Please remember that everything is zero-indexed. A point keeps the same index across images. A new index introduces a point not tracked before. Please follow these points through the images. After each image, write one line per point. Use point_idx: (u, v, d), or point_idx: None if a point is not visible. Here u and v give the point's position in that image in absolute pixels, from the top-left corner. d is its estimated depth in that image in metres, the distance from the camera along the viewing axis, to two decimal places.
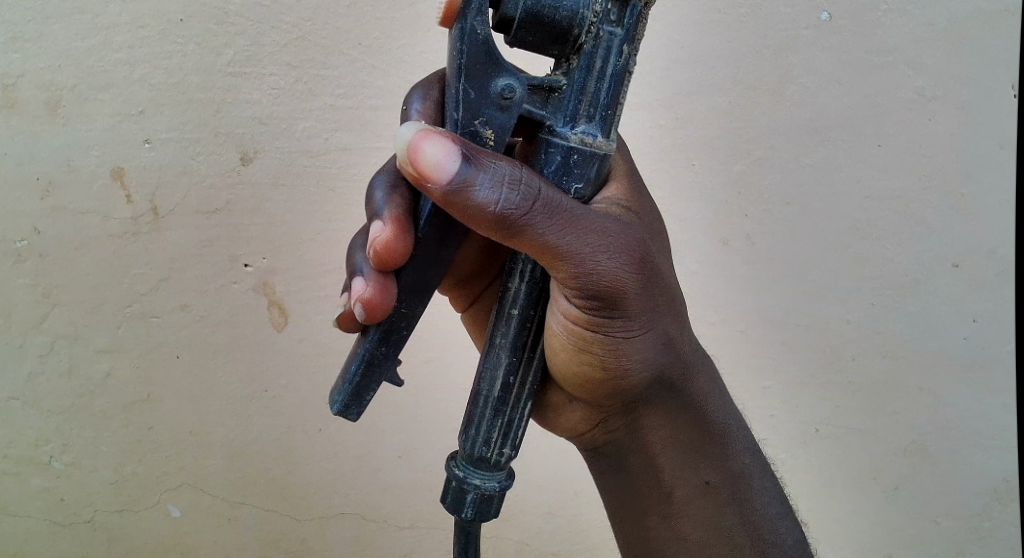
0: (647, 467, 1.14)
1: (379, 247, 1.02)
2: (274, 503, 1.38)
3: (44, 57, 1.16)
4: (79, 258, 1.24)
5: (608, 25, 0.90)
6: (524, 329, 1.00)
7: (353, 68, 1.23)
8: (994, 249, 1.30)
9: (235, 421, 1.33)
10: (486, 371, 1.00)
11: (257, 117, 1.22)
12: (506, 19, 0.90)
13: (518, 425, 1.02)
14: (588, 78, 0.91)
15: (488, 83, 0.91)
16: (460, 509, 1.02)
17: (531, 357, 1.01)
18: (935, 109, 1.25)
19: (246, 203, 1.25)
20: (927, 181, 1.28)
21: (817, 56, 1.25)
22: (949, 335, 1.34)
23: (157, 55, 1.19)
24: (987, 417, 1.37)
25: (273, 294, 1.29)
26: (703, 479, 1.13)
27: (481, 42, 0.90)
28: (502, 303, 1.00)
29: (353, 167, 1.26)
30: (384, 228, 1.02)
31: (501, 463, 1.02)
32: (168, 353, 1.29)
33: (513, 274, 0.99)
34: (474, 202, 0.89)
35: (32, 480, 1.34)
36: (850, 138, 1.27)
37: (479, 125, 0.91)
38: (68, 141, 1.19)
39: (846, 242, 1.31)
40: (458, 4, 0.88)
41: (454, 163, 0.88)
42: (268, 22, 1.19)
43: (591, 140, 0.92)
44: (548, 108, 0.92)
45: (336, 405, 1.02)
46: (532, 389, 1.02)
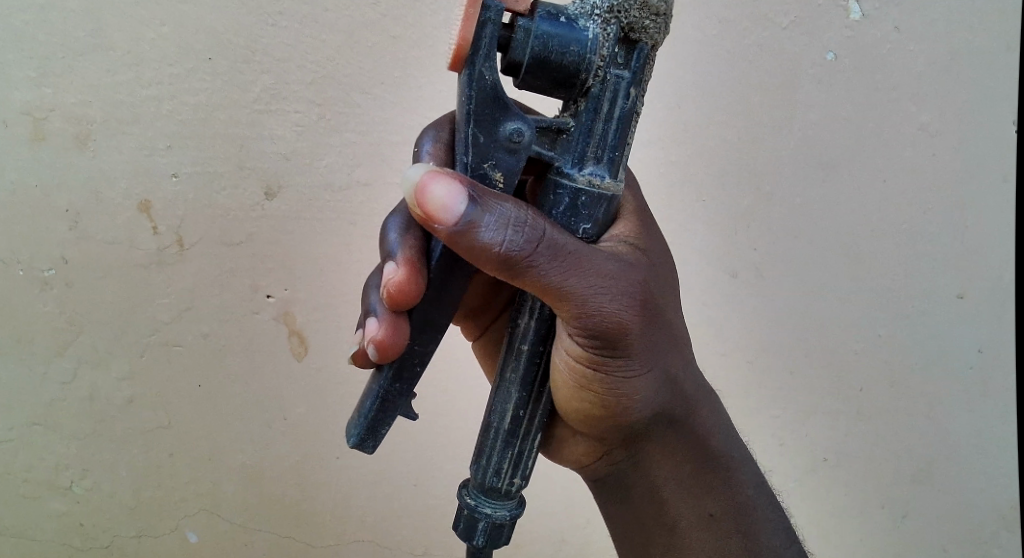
0: (652, 498, 1.14)
1: (392, 288, 1.02)
2: (287, 529, 1.40)
3: (74, 92, 1.19)
4: (103, 287, 1.27)
5: (616, 68, 0.91)
6: (534, 365, 1.01)
7: (374, 106, 1.24)
8: (994, 249, 1.29)
9: (251, 448, 1.36)
10: (497, 405, 1.01)
11: (281, 154, 1.24)
12: (515, 64, 0.91)
13: (528, 457, 1.02)
14: (596, 120, 0.92)
15: (497, 126, 0.91)
16: (471, 536, 1.03)
17: (540, 392, 1.02)
18: (937, 114, 1.26)
19: (267, 235, 1.27)
20: (928, 181, 1.28)
21: (824, 90, 1.26)
22: (950, 336, 1.32)
23: (184, 91, 1.21)
24: (987, 419, 1.35)
25: (292, 323, 1.31)
26: (707, 511, 1.13)
27: (490, 87, 0.91)
28: (512, 339, 1.01)
29: (371, 203, 1.28)
30: (398, 270, 1.02)
31: (513, 493, 1.03)
32: (187, 381, 1.32)
33: (523, 311, 1.00)
34: (480, 242, 0.89)
35: (51, 504, 1.37)
36: (852, 138, 1.28)
37: (488, 168, 0.92)
38: (95, 173, 1.22)
39: (854, 267, 1.32)
40: (466, 50, 0.89)
41: (461, 204, 0.88)
42: (294, 61, 1.21)
43: (599, 182, 0.93)
44: (556, 150, 0.93)
45: (352, 439, 1.04)
46: (541, 422, 1.03)
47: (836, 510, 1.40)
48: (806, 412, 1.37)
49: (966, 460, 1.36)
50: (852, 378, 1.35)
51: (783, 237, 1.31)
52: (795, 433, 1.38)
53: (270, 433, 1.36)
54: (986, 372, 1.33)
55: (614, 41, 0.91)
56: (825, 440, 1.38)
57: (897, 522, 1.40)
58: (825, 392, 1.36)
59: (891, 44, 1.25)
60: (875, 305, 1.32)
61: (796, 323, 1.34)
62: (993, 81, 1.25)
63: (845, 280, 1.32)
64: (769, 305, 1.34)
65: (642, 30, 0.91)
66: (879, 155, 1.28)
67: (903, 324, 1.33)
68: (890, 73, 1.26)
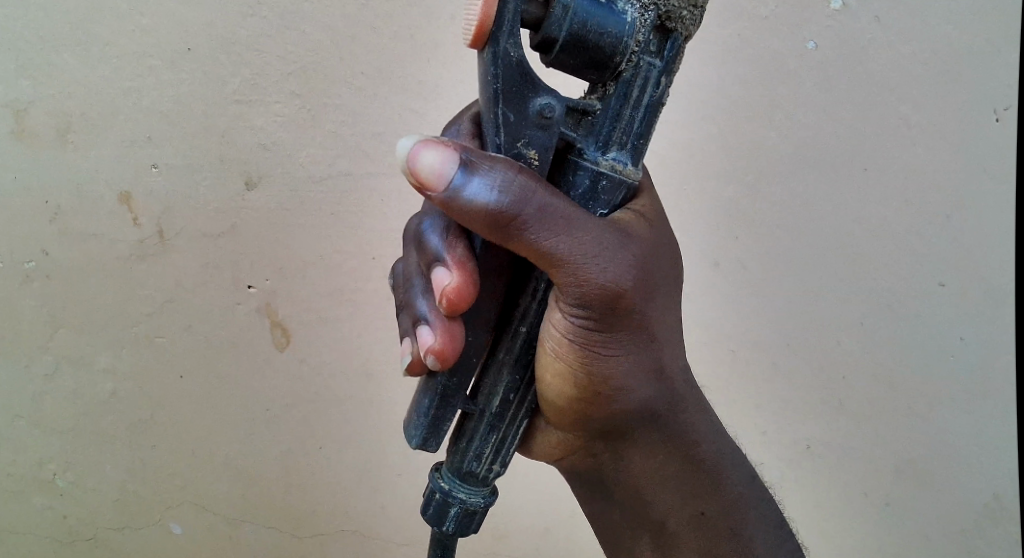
0: (639, 494, 1.11)
1: (448, 296, 0.95)
2: (275, 520, 1.42)
3: (54, 85, 1.19)
4: (85, 280, 1.27)
5: (648, 56, 0.89)
6: (529, 348, 0.99)
7: (355, 98, 1.24)
8: (993, 249, 1.27)
9: (235, 440, 1.37)
10: (486, 386, 1.01)
11: (262, 144, 1.24)
12: (548, 41, 0.88)
13: (509, 444, 1.03)
14: (625, 106, 0.90)
15: (526, 103, 0.89)
16: (442, 521, 1.04)
17: (532, 377, 1.01)
18: (930, 110, 1.25)
19: (249, 227, 1.27)
20: (925, 180, 1.27)
21: (806, 85, 1.26)
22: (951, 335, 1.31)
23: (164, 84, 1.20)
24: (987, 420, 1.33)
25: (275, 315, 1.31)
26: (698, 509, 1.10)
27: (516, 64, 0.88)
28: (510, 319, 0.99)
29: (353, 194, 1.27)
30: (450, 275, 0.95)
31: (488, 479, 1.04)
32: (171, 372, 1.32)
33: (525, 292, 0.98)
34: (469, 204, 0.87)
35: (37, 497, 1.38)
36: (851, 137, 1.27)
37: (522, 147, 0.90)
38: (76, 166, 1.22)
39: (842, 259, 1.31)
40: (489, 26, 0.86)
41: (452, 168, 0.86)
42: (274, 53, 1.21)
43: (622, 168, 0.91)
44: (580, 132, 0.91)
45: (415, 440, 1.02)
46: (529, 408, 1.03)
47: (823, 501, 1.42)
48: (790, 404, 1.38)
49: (967, 459, 1.35)
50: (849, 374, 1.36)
51: (766, 232, 1.32)
52: (777, 422, 1.40)
53: (256, 425, 1.37)
54: (985, 372, 1.31)
55: (650, 27, 0.88)
56: (807, 430, 1.39)
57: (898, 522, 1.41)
58: (808, 384, 1.37)
59: (873, 38, 1.24)
60: (879, 303, 1.32)
61: (796, 323, 1.35)
62: (990, 77, 1.22)
63: (829, 273, 1.32)
64: (769, 305, 1.35)
65: (679, 19, 0.88)
66: (869, 149, 1.27)
67: (888, 317, 1.32)
68: (875, 67, 1.25)
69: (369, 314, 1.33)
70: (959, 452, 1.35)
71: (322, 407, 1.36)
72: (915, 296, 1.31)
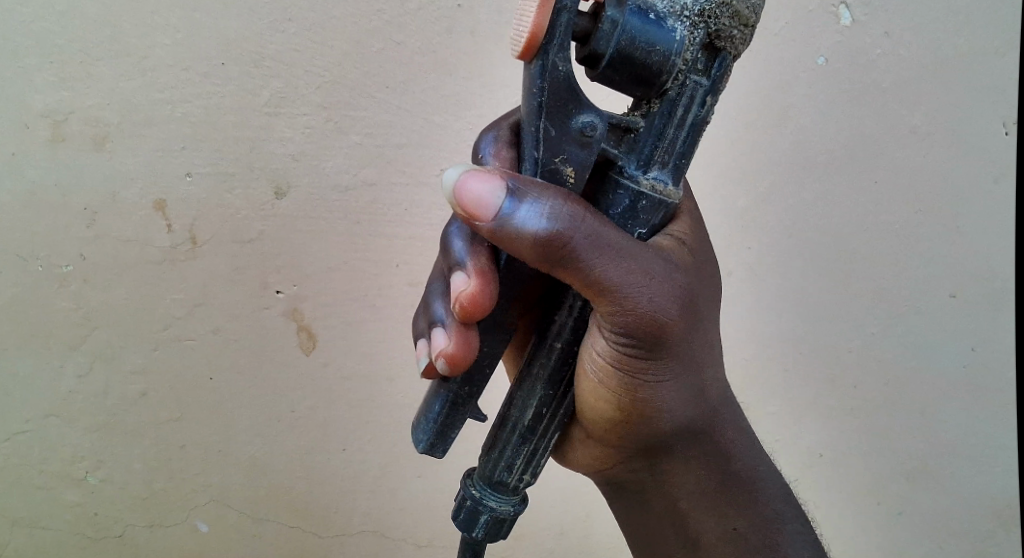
0: (671, 507, 1.16)
1: (463, 301, 0.99)
2: (297, 519, 1.46)
3: (92, 95, 1.23)
4: (117, 284, 1.31)
5: (696, 74, 0.93)
6: (564, 363, 1.04)
7: (379, 109, 1.29)
8: (994, 245, 1.32)
9: (262, 440, 1.42)
10: (520, 399, 1.05)
11: (291, 155, 1.29)
12: (596, 55, 0.91)
13: (541, 454, 1.07)
14: (668, 124, 0.94)
15: (569, 119, 0.92)
16: (472, 527, 1.08)
17: (565, 391, 1.05)
18: (935, 115, 1.29)
19: (277, 234, 1.32)
20: (929, 183, 1.31)
21: (817, 96, 1.30)
22: (950, 332, 1.35)
23: (198, 95, 1.25)
24: (986, 417, 1.39)
25: (301, 318, 1.36)
26: (731, 525, 1.14)
27: (562, 78, 0.91)
28: (545, 334, 1.03)
29: (373, 204, 1.32)
30: (468, 282, 0.98)
31: (519, 488, 1.09)
32: (202, 375, 1.37)
33: (562, 308, 1.02)
34: (517, 234, 0.91)
35: (66, 495, 1.41)
36: (859, 145, 1.31)
37: (560, 162, 0.93)
38: (112, 173, 1.26)
39: (846, 266, 1.35)
40: (539, 39, 0.89)
41: (500, 198, 0.90)
42: (301, 66, 1.26)
43: (662, 187, 0.95)
44: (622, 148, 0.95)
45: (422, 444, 1.08)
46: (560, 422, 1.07)
47: (834, 505, 1.45)
48: (801, 408, 1.42)
49: (962, 454, 1.41)
50: (852, 366, 1.39)
51: (773, 241, 1.36)
52: (789, 428, 1.43)
53: (277, 427, 1.41)
54: (985, 364, 1.36)
55: (699, 46, 0.92)
56: (817, 434, 1.43)
57: (899, 523, 1.44)
58: (818, 391, 1.41)
59: (881, 51, 1.28)
60: (877, 302, 1.36)
61: (801, 316, 1.38)
62: (990, 75, 1.27)
63: (836, 281, 1.36)
64: (776, 310, 1.38)
65: (728, 39, 0.92)
66: (880, 161, 1.31)
67: (894, 317, 1.36)
68: (884, 82, 1.29)
69: (389, 317, 1.38)
70: (961, 449, 1.40)
71: (347, 408, 1.41)
72: (920, 294, 1.34)
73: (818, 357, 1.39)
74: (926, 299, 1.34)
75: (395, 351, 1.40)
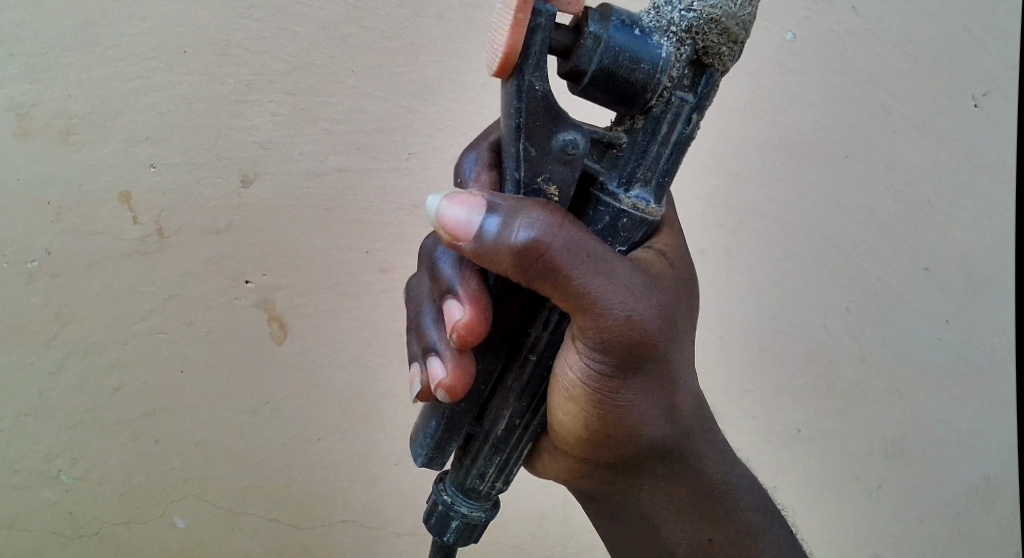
0: (647, 521, 1.15)
1: (459, 331, 0.96)
2: (277, 511, 1.45)
3: (57, 87, 1.21)
4: (88, 278, 1.29)
5: (681, 90, 0.90)
6: (537, 378, 1.02)
7: (347, 94, 1.27)
8: (970, 223, 1.32)
9: (238, 433, 1.40)
10: (492, 409, 1.04)
11: (259, 142, 1.27)
12: (577, 72, 0.89)
13: (512, 465, 1.06)
14: (652, 142, 0.91)
15: (549, 138, 0.90)
16: (443, 531, 1.09)
17: (539, 404, 1.04)
18: (909, 94, 1.29)
19: (249, 223, 1.30)
20: (907, 163, 1.30)
21: (787, 76, 1.28)
22: (925, 312, 1.35)
23: (165, 85, 1.24)
24: (968, 402, 1.39)
25: (273, 310, 1.35)
26: (705, 536, 1.13)
27: (539, 97, 0.89)
28: (519, 347, 1.01)
29: (345, 189, 1.31)
30: (463, 311, 0.96)
31: (490, 495, 1.08)
32: (175, 366, 1.36)
33: (537, 322, 0.99)
34: (499, 251, 0.89)
35: (42, 495, 1.38)
36: (832, 127, 1.29)
37: (542, 182, 0.91)
38: (78, 166, 1.24)
39: (835, 252, 1.34)
40: (515, 57, 0.87)
41: (480, 216, 0.89)
42: (270, 52, 1.24)
43: (644, 206, 0.93)
44: (603, 164, 0.93)
45: (420, 458, 1.07)
46: (533, 432, 1.06)
47: (813, 485, 1.44)
48: (777, 387, 1.39)
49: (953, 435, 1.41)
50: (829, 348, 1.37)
51: (746, 220, 1.33)
52: (768, 406, 1.40)
53: (254, 420, 1.40)
54: (961, 346, 1.37)
55: (685, 63, 0.90)
56: (794, 414, 1.40)
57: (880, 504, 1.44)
58: (795, 369, 1.38)
59: (851, 28, 1.26)
60: (852, 286, 1.35)
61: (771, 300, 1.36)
62: (971, 61, 1.28)
63: (824, 270, 1.35)
64: (751, 292, 1.36)
65: (716, 55, 0.90)
66: (878, 157, 1.30)
67: (866, 298, 1.35)
68: (853, 58, 1.27)
69: (362, 305, 1.37)
70: (941, 431, 1.40)
71: (324, 397, 1.41)
72: (897, 279, 1.35)
73: (796, 340, 1.37)
74: (903, 280, 1.34)
75: (371, 341, 1.39)
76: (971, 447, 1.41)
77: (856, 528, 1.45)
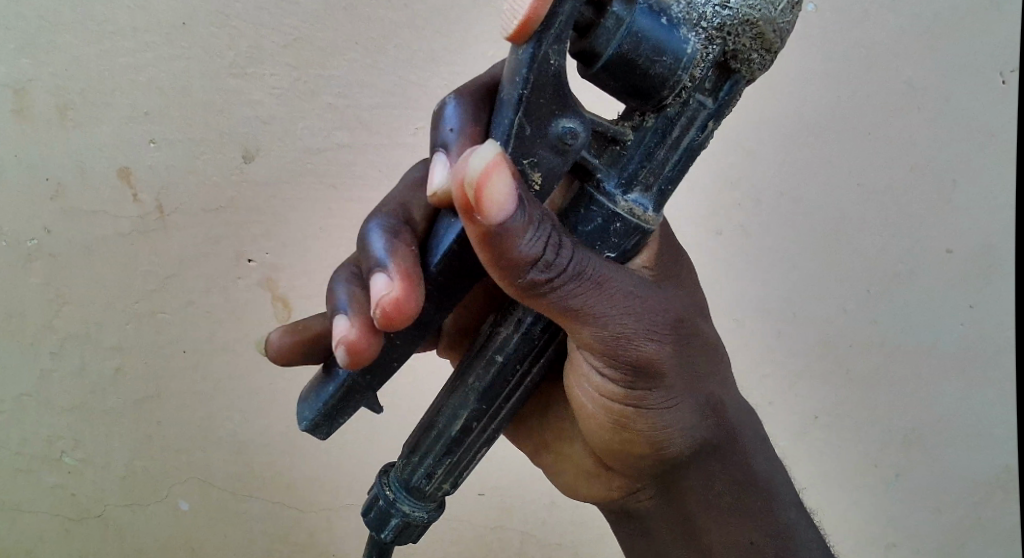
0: (687, 530, 1.12)
1: (385, 305, 0.88)
2: (279, 495, 1.42)
3: (53, 63, 1.19)
4: (87, 258, 1.28)
5: (701, 94, 0.86)
6: (501, 381, 0.95)
7: (350, 68, 1.23)
8: (993, 204, 1.25)
9: (240, 416, 1.38)
10: (449, 408, 0.97)
11: (259, 118, 1.24)
12: (593, 52, 0.83)
13: (463, 468, 1.00)
14: (660, 145, 0.87)
15: (550, 121, 0.84)
16: (382, 527, 1.03)
17: (498, 409, 0.97)
18: (931, 73, 1.22)
19: (250, 201, 1.27)
20: (928, 148, 1.24)
21: (804, 53, 1.24)
22: (942, 299, 1.29)
23: (162, 59, 1.20)
24: (980, 393, 1.32)
25: (276, 289, 1.32)
26: (747, 538, 1.09)
27: (551, 73, 0.82)
28: (485, 346, 0.95)
29: (349, 166, 1.27)
30: (392, 286, 0.88)
31: (436, 496, 1.02)
32: (175, 348, 1.34)
33: (510, 321, 0.94)
34: (520, 253, 0.82)
35: (45, 478, 1.41)
36: (851, 110, 1.24)
37: (528, 165, 0.85)
38: (77, 144, 1.23)
39: (832, 247, 1.30)
40: (536, 23, 0.80)
41: (512, 204, 0.80)
42: (269, 25, 1.20)
43: (640, 213, 0.88)
44: (602, 160, 0.87)
45: (304, 421, 0.95)
46: (488, 438, 0.99)
47: (833, 477, 1.39)
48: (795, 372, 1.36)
49: (964, 431, 1.34)
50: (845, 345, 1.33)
51: (761, 205, 1.30)
52: (786, 393, 1.37)
53: (257, 402, 1.37)
54: (976, 331, 1.29)
55: (710, 64, 0.85)
56: (817, 399, 1.36)
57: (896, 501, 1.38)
58: (813, 357, 1.34)
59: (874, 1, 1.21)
60: (869, 271, 1.30)
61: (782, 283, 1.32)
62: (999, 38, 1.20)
63: (824, 264, 1.31)
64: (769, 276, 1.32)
65: (744, 61, 0.86)
66: (877, 155, 1.25)
67: (891, 285, 1.30)
68: (878, 32, 1.22)
69: None
70: (959, 427, 1.34)
71: None
72: (915, 261, 1.28)
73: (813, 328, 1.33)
74: (916, 267, 1.28)
75: None
76: (987, 444, 1.34)
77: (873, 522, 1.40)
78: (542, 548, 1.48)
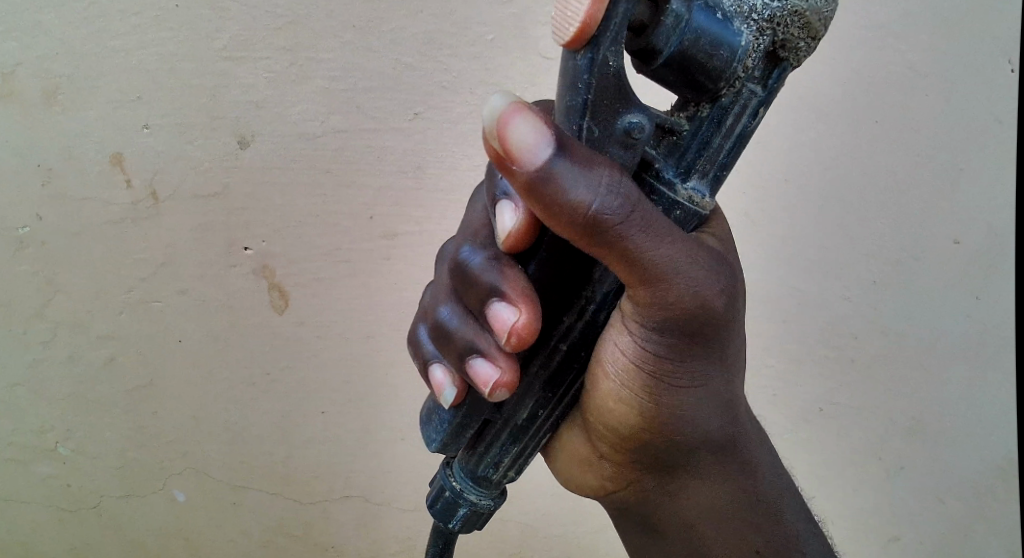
0: (691, 531, 1.06)
1: (518, 333, 0.91)
2: (276, 485, 1.42)
3: (40, 45, 1.17)
4: (78, 246, 1.26)
5: (753, 82, 0.84)
6: (564, 365, 0.95)
7: (343, 51, 1.20)
8: (994, 200, 1.21)
9: (237, 406, 1.37)
10: (513, 399, 0.96)
11: (252, 101, 1.21)
12: (650, 49, 0.82)
13: (529, 454, 1.00)
14: (716, 133, 0.85)
15: (613, 118, 0.82)
16: (448, 518, 1.04)
17: (561, 396, 0.97)
18: (937, 61, 1.17)
19: (244, 188, 1.25)
20: (932, 141, 1.20)
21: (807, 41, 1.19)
22: (942, 295, 1.26)
23: (152, 42, 1.18)
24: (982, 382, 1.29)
25: (272, 276, 1.29)
26: (752, 547, 1.04)
27: (611, 75, 0.81)
28: (547, 334, 0.93)
29: (344, 152, 1.24)
30: (518, 311, 0.90)
31: (502, 484, 1.02)
32: (169, 336, 1.32)
33: (571, 311, 0.92)
34: (564, 193, 0.80)
35: (39, 469, 1.40)
36: (853, 108, 1.20)
37: None
38: (66, 129, 1.20)
39: (830, 243, 1.26)
40: (592, 29, 0.79)
41: (543, 147, 0.79)
42: (262, 7, 1.18)
43: (699, 199, 0.86)
44: (661, 151, 0.86)
45: (435, 444, 1.01)
46: (553, 423, 0.99)
47: (834, 471, 1.37)
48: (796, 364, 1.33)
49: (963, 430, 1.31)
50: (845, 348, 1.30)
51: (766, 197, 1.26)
52: (786, 381, 1.34)
53: (252, 390, 1.36)
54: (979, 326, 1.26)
55: (762, 54, 0.83)
56: (815, 392, 1.34)
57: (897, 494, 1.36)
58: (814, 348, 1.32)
59: None
60: (872, 263, 1.26)
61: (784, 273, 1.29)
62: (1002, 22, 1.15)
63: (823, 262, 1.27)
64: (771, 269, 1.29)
65: (793, 50, 0.83)
66: (880, 147, 1.21)
67: (892, 278, 1.26)
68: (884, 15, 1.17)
69: (361, 274, 1.30)
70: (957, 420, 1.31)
71: (323, 370, 1.35)
72: (921, 249, 1.24)
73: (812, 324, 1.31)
74: (916, 262, 1.25)
75: (365, 311, 1.32)
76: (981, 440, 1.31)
77: (872, 515, 1.38)
78: (541, 538, 1.47)
